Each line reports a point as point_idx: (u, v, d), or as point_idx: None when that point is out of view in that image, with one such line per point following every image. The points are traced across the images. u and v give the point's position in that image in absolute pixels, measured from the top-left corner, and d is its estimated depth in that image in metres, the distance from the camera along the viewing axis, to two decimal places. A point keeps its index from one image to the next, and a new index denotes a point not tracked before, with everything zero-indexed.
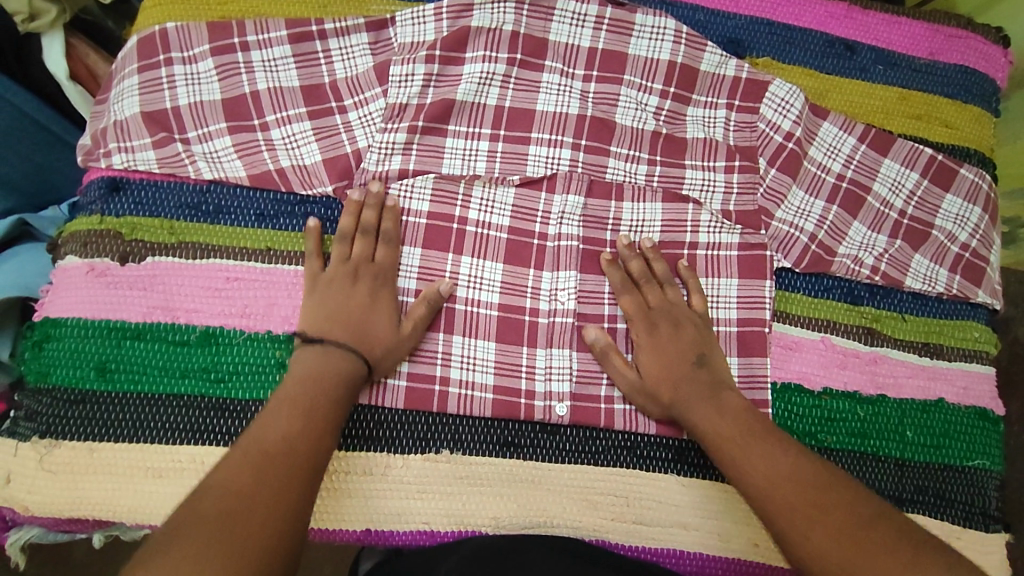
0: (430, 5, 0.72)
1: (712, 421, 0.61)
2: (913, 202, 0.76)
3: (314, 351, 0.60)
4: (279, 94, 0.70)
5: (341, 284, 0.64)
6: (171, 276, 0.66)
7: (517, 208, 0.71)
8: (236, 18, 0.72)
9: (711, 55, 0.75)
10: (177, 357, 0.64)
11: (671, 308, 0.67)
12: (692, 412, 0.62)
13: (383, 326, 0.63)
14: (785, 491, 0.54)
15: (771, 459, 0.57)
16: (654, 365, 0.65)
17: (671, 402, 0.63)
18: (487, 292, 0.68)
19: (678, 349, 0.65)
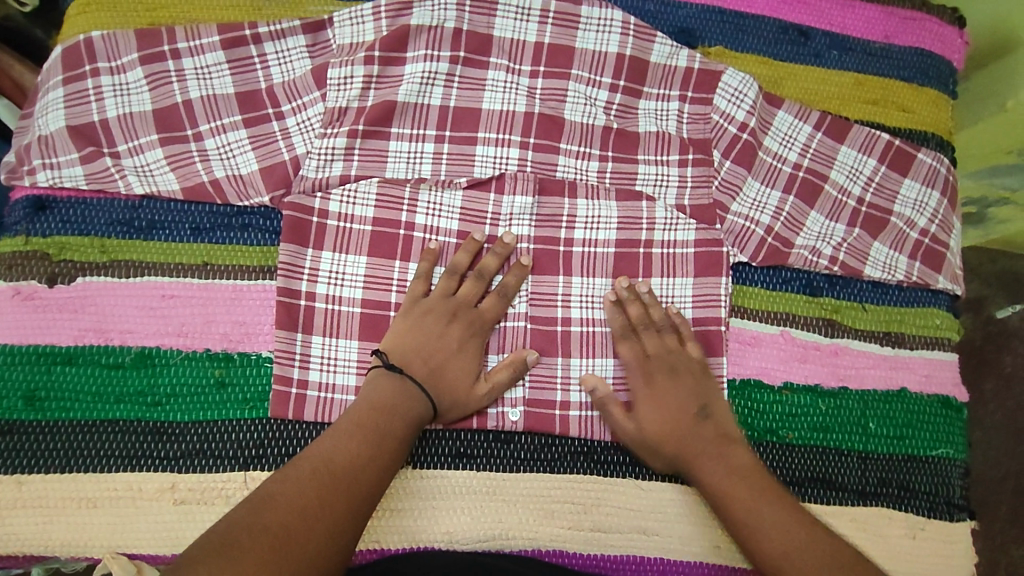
0: (368, 5, 0.69)
1: (714, 478, 0.59)
2: (871, 189, 0.74)
3: (386, 380, 0.59)
4: (214, 102, 0.68)
5: (461, 329, 0.63)
6: (103, 296, 0.63)
7: (465, 211, 0.68)
8: (167, 24, 0.69)
9: (662, 45, 0.73)
10: (110, 382, 0.61)
11: (677, 357, 0.64)
12: (702, 468, 0.60)
13: (455, 376, 0.62)
14: (807, 571, 0.53)
15: (782, 533, 0.55)
16: (653, 429, 0.62)
17: (681, 460, 0.61)
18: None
19: (678, 410, 0.62)
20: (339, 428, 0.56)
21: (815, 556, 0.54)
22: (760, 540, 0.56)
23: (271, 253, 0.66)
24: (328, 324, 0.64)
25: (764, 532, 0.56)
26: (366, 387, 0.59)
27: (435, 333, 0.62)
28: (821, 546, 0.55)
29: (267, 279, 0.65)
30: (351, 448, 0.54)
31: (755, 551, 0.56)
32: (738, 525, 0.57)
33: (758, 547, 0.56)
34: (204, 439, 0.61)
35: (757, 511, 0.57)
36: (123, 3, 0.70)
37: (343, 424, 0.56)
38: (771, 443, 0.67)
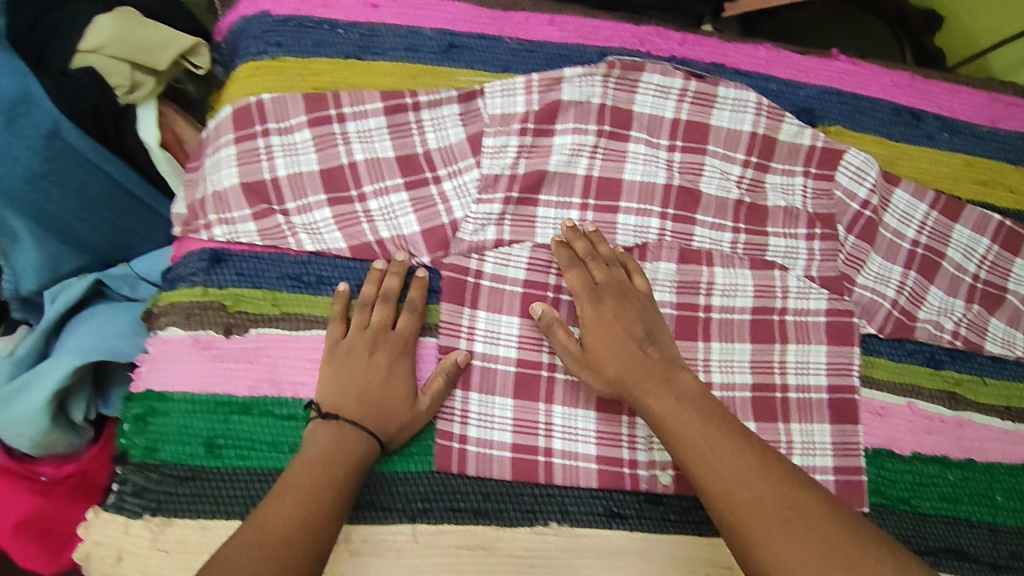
0: (521, 79, 0.73)
1: (666, 410, 0.61)
2: (986, 267, 0.78)
3: (324, 429, 0.60)
4: (378, 165, 0.71)
5: (391, 356, 0.64)
6: (275, 348, 0.66)
7: None
8: (333, 89, 0.72)
9: (790, 125, 0.76)
10: (286, 432, 0.65)
11: (627, 291, 0.67)
12: (645, 391, 0.62)
13: (397, 396, 0.63)
14: (751, 501, 0.54)
15: (724, 454, 0.57)
16: (610, 361, 0.64)
17: (626, 387, 0.63)
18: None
19: (625, 332, 0.65)
20: (299, 491, 0.55)
21: (762, 487, 0.55)
22: (700, 470, 0.57)
23: (430, 311, 0.69)
24: (484, 381, 0.68)
25: (712, 465, 0.57)
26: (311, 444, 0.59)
27: (351, 361, 0.63)
28: (758, 461, 0.57)
29: (429, 336, 0.68)
30: (300, 514, 0.54)
31: (699, 482, 0.57)
32: (688, 453, 0.58)
33: (706, 479, 0.56)
34: (371, 490, 0.64)
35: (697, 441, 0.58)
36: (290, 66, 0.73)
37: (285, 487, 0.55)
38: (904, 512, 0.69)
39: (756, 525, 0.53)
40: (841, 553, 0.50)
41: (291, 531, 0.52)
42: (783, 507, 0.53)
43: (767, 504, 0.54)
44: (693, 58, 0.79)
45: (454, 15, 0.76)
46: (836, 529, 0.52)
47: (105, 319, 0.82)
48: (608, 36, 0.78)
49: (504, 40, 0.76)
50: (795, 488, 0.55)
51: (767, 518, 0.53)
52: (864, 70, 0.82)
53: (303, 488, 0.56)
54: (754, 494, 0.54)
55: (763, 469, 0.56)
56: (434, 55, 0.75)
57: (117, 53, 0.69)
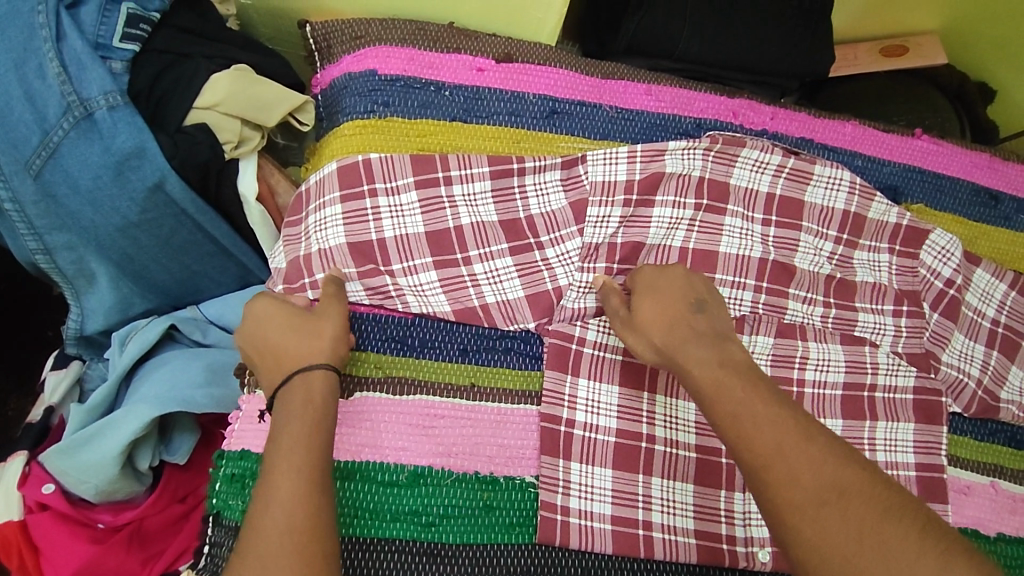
0: (624, 149, 0.75)
1: (710, 374, 0.55)
2: None
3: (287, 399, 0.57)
4: (484, 230, 0.72)
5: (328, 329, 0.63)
6: (379, 412, 0.65)
7: None
8: (440, 151, 0.74)
9: (879, 204, 0.79)
10: (388, 499, 0.63)
11: (664, 269, 0.64)
12: (688, 353, 0.57)
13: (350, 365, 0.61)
14: (792, 483, 0.48)
15: (772, 425, 0.51)
16: (651, 327, 0.61)
17: (670, 351, 0.58)
18: (685, 431, 0.69)
19: (672, 305, 0.61)
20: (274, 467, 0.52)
21: (806, 461, 0.49)
22: (742, 439, 0.51)
23: (530, 379, 0.69)
24: (585, 452, 0.67)
25: (754, 428, 0.51)
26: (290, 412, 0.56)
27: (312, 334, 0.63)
28: (809, 436, 0.51)
29: (531, 404, 0.69)
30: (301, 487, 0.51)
31: (736, 437, 0.52)
32: (725, 423, 0.53)
33: (747, 448, 0.51)
34: (474, 561, 0.63)
35: (738, 413, 0.52)
36: (398, 126, 0.74)
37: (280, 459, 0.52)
38: None
39: (796, 505, 0.47)
40: (882, 542, 0.45)
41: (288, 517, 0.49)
42: (829, 492, 0.48)
43: (808, 481, 0.48)
44: (784, 132, 0.83)
45: (555, 81, 0.79)
46: (880, 518, 0.46)
47: (179, 367, 0.79)
48: (703, 107, 0.82)
49: (603, 108, 0.79)
50: (844, 465, 0.49)
51: (804, 493, 0.48)
52: (945, 149, 0.86)
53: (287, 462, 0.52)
54: (797, 467, 0.49)
55: (809, 442, 0.50)
56: (536, 121, 0.77)
57: (233, 111, 0.70)
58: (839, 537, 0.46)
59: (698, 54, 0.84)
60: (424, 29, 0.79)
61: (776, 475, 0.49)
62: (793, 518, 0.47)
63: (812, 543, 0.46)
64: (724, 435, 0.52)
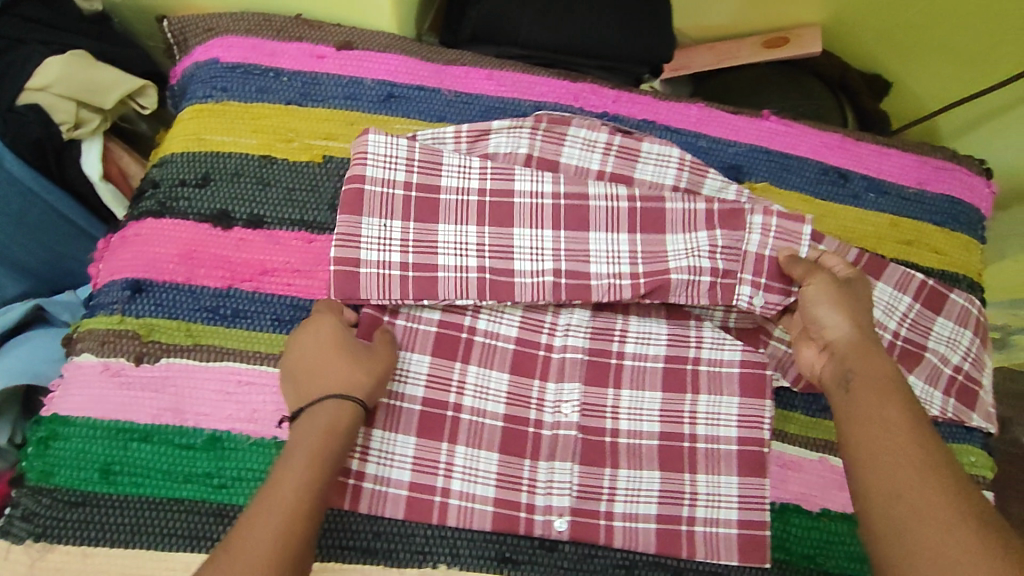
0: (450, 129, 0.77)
1: (867, 367, 0.59)
2: (906, 324, 0.78)
3: (302, 421, 0.60)
4: (307, 216, 0.74)
5: (325, 326, 0.65)
6: (185, 378, 0.67)
7: (524, 321, 0.73)
8: (270, 139, 0.76)
9: (713, 179, 0.78)
10: (181, 461, 0.65)
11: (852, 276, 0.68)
12: (862, 353, 0.60)
13: (365, 362, 0.63)
14: (887, 465, 0.52)
15: (887, 417, 0.54)
16: (841, 311, 0.64)
17: (843, 348, 0.61)
18: (495, 395, 0.70)
19: (861, 305, 0.65)
20: (272, 492, 0.55)
21: (908, 442, 0.52)
22: (852, 429, 0.55)
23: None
24: (388, 418, 0.67)
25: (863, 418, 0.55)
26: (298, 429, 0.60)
27: (303, 343, 0.64)
28: (914, 427, 0.54)
29: None
30: (273, 517, 0.53)
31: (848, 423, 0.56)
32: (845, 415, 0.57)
33: (851, 439, 0.55)
34: None
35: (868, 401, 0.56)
36: (230, 110, 0.76)
37: (275, 486, 0.55)
38: (806, 568, 0.70)
39: (896, 485, 0.50)
40: (934, 521, 0.48)
41: (265, 552, 0.51)
42: (925, 469, 0.51)
43: (903, 469, 0.51)
44: (625, 114, 0.82)
45: (394, 66, 0.80)
46: (928, 490, 0.49)
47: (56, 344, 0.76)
48: (544, 92, 0.82)
49: (442, 92, 0.80)
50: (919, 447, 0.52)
51: (886, 477, 0.51)
52: (795, 129, 0.84)
53: (270, 495, 0.54)
54: (889, 457, 0.52)
55: (905, 434, 0.53)
56: (372, 105, 0.78)
57: (65, 92, 0.73)
58: (895, 500, 0.50)
59: (539, 40, 0.85)
60: (268, 20, 0.80)
61: (881, 463, 0.52)
62: (865, 499, 0.52)
63: (889, 516, 0.49)
64: (843, 430, 0.56)
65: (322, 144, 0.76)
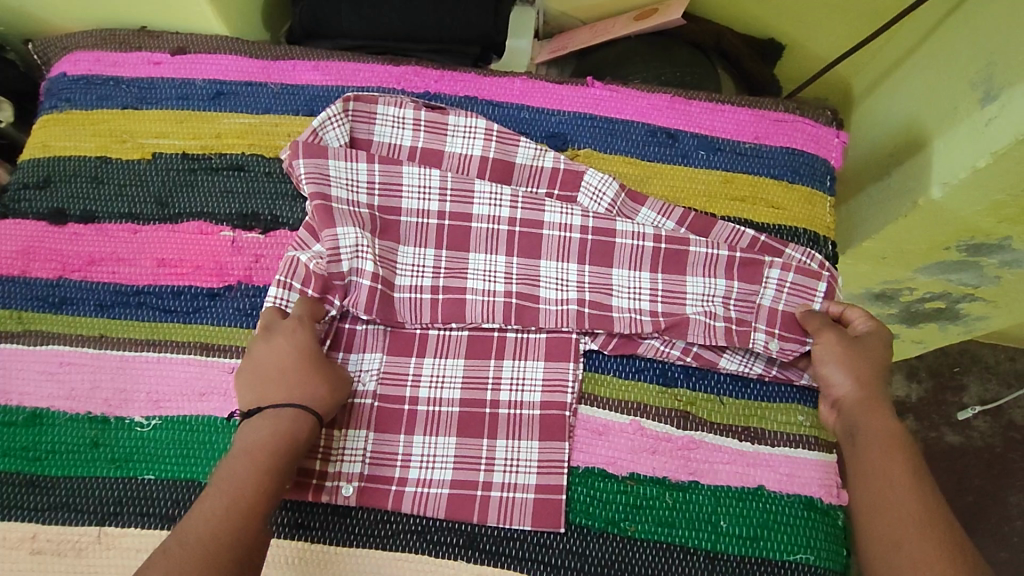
0: (365, 164, 0.76)
1: (872, 422, 0.63)
2: (733, 305, 0.74)
3: (260, 422, 0.62)
4: (135, 208, 0.79)
5: (291, 329, 0.67)
6: (12, 361, 0.73)
7: None
8: (111, 141, 0.82)
9: (526, 149, 0.79)
10: (2, 437, 0.70)
11: (870, 330, 0.70)
12: (869, 413, 0.64)
13: (329, 374, 0.66)
14: (890, 519, 0.56)
15: (893, 474, 0.59)
16: (852, 364, 0.67)
17: (852, 408, 0.66)
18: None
19: (873, 359, 0.68)
20: (227, 484, 0.57)
21: (908, 488, 0.58)
22: (862, 484, 0.60)
23: (195, 331, 0.74)
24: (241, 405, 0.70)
25: (872, 460, 0.61)
26: (249, 432, 0.62)
27: (265, 346, 0.66)
28: (918, 487, 0.58)
29: (150, 350, 0.73)
30: (227, 505, 0.56)
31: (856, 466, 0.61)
32: (858, 471, 0.61)
33: (862, 492, 0.60)
34: (70, 492, 0.68)
35: (880, 459, 0.60)
36: (76, 118, 0.83)
37: (227, 475, 0.58)
38: (612, 535, 0.67)
39: (894, 538, 0.55)
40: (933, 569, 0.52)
41: (208, 536, 0.54)
42: (923, 523, 0.55)
43: (906, 522, 0.55)
44: (446, 92, 0.85)
45: (225, 66, 0.86)
46: (922, 542, 0.54)
47: None
48: (367, 77, 0.85)
49: (269, 86, 0.85)
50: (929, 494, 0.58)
51: (887, 529, 0.56)
52: (621, 94, 0.85)
53: (225, 481, 0.58)
54: (895, 511, 0.56)
55: (910, 491, 0.58)
56: (203, 103, 0.84)
57: None
58: (893, 551, 0.54)
59: (367, 31, 0.89)
60: (113, 34, 0.88)
61: (881, 515, 0.57)
62: (869, 550, 0.56)
63: (887, 564, 0.54)
64: (853, 484, 0.61)
65: (154, 141, 0.82)
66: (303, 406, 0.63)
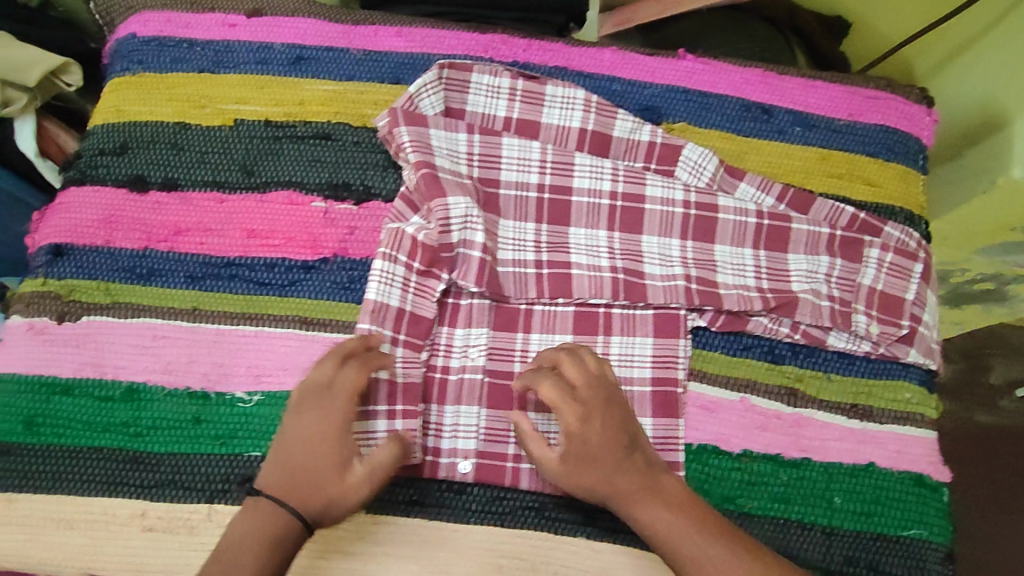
0: (463, 134, 0.74)
1: (654, 520, 0.59)
2: (835, 285, 0.74)
3: (257, 510, 0.56)
4: (219, 176, 0.76)
5: (330, 409, 0.58)
6: (103, 335, 0.70)
7: (418, 290, 0.69)
8: (187, 106, 0.78)
9: (624, 121, 0.77)
10: (100, 412, 0.68)
11: (580, 429, 0.59)
12: (640, 507, 0.59)
13: (355, 467, 0.58)
14: None
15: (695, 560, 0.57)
16: (567, 465, 0.60)
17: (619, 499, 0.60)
18: (398, 298, 0.68)
19: (587, 449, 0.60)
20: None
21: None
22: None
23: (293, 305, 0.72)
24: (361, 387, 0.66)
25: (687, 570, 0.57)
26: (247, 517, 0.56)
27: (299, 419, 0.58)
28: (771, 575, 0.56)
29: (246, 325, 0.71)
30: None
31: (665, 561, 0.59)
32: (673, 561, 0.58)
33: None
34: (176, 468, 0.67)
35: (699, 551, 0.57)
36: (149, 82, 0.79)
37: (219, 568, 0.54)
38: (727, 511, 0.68)
39: None
40: None
41: None
42: None
43: None
44: (535, 62, 0.82)
45: (304, 30, 0.82)
46: None
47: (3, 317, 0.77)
48: (452, 44, 0.82)
49: (351, 51, 0.81)
50: (691, 570, 0.57)
51: None
52: (714, 67, 0.83)
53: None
54: None
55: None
56: (282, 68, 0.80)
57: None
58: None
59: None
60: None
61: None
62: None
63: None
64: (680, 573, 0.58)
65: (233, 108, 0.79)
66: (308, 504, 0.56)
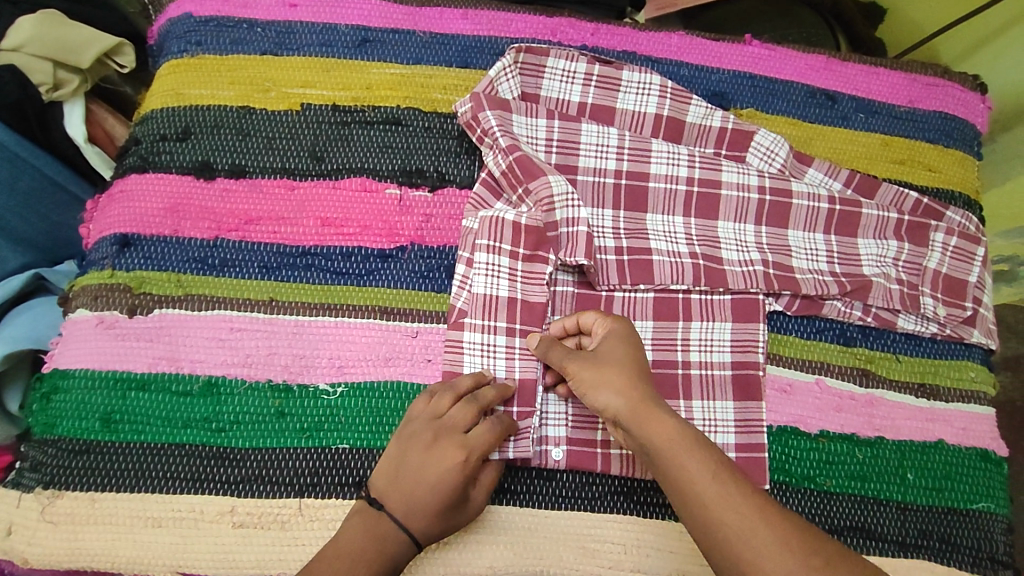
0: (543, 119, 0.75)
1: (667, 433, 0.56)
2: (902, 269, 0.76)
3: (366, 520, 0.59)
4: (289, 163, 0.74)
5: (457, 459, 0.59)
6: (177, 327, 0.68)
7: (523, 275, 0.69)
8: (251, 90, 0.76)
9: (697, 107, 0.77)
10: (179, 407, 0.66)
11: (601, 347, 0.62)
12: (652, 419, 0.56)
13: (464, 513, 0.61)
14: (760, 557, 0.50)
15: (721, 490, 0.53)
16: (608, 375, 0.59)
17: (628, 407, 0.57)
18: (506, 288, 0.69)
19: (626, 366, 0.60)
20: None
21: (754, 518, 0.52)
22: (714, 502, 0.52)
23: (372, 294, 0.71)
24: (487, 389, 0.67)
25: (702, 495, 0.53)
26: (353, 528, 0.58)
27: (425, 452, 0.60)
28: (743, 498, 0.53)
29: (326, 315, 0.70)
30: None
31: (669, 484, 0.54)
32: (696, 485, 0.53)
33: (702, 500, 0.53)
34: (261, 463, 0.65)
35: (715, 474, 0.54)
36: (209, 65, 0.76)
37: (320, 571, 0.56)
38: (808, 490, 0.69)
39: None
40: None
41: None
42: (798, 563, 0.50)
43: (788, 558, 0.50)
44: (604, 46, 0.81)
45: (368, 12, 0.80)
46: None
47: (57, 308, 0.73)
48: (520, 28, 0.81)
49: (417, 34, 0.79)
50: (708, 495, 0.52)
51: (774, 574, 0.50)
52: (778, 53, 0.83)
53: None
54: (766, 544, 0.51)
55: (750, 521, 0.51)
56: (348, 50, 0.78)
57: (40, 52, 0.73)
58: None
59: None
60: None
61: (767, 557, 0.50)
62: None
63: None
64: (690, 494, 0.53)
65: (299, 91, 0.76)
66: (415, 530, 0.58)
